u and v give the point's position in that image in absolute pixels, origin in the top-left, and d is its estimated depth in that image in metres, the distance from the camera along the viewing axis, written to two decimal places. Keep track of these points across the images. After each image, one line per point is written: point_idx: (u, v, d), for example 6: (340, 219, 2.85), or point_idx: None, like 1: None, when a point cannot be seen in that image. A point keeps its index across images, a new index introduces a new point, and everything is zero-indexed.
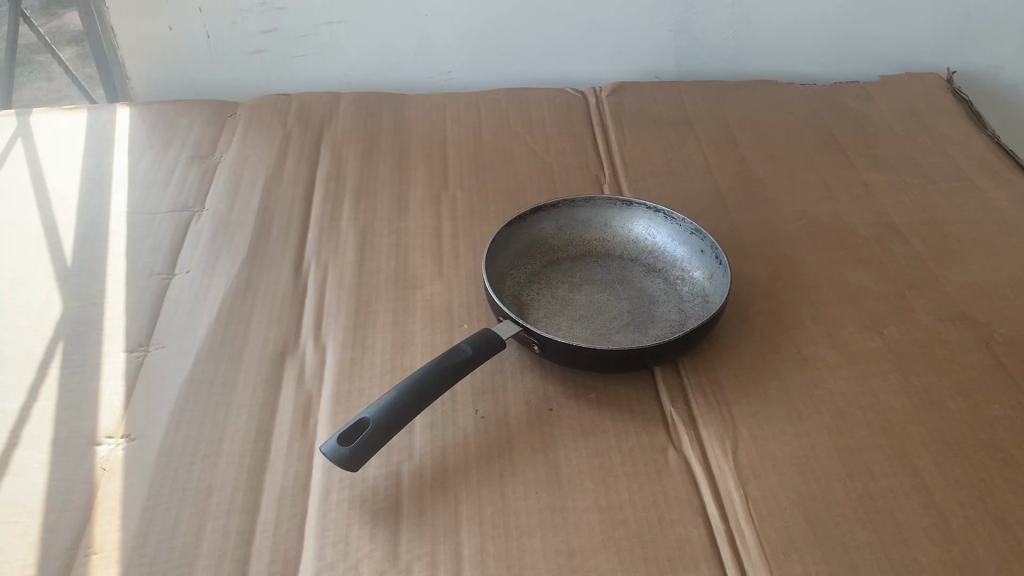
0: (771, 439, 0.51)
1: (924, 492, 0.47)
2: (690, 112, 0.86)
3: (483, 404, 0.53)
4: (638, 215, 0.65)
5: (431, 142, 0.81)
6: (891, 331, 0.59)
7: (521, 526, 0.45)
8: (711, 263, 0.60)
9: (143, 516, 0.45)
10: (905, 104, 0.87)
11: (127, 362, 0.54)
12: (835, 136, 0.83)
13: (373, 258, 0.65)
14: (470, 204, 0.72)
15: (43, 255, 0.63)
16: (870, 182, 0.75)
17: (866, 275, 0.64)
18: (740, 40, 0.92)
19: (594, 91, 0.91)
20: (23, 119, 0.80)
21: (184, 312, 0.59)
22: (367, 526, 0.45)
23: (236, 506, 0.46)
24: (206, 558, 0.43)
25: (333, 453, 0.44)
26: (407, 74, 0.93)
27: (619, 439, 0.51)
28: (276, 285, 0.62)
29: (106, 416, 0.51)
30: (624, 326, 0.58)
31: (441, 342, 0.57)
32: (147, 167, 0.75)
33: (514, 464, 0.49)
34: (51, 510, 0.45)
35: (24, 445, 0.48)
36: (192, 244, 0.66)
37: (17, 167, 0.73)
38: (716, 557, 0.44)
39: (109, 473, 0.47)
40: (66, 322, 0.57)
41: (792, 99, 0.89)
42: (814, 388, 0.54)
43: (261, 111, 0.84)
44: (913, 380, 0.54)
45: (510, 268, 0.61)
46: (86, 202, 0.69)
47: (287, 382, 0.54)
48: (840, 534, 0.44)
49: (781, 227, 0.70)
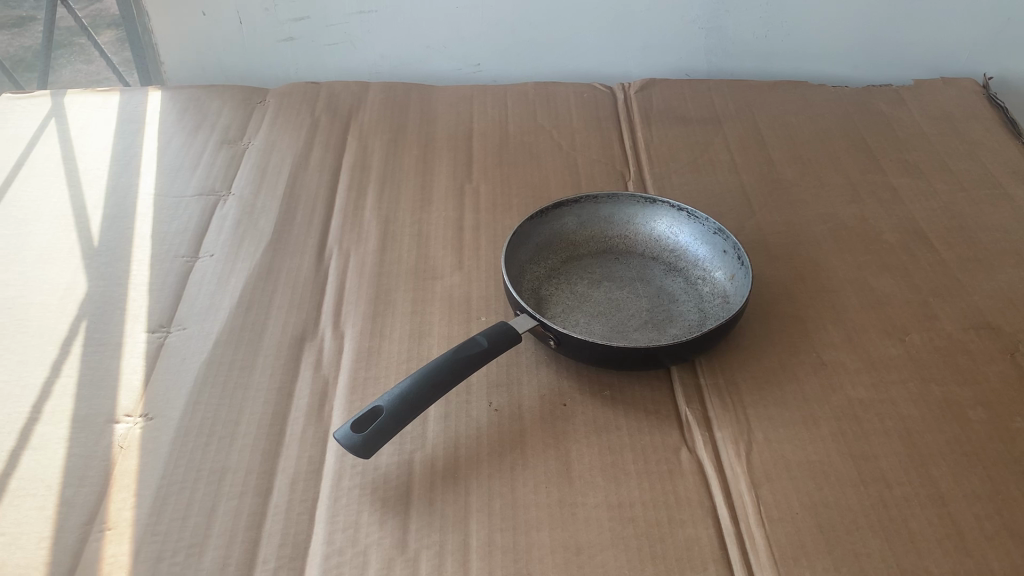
0: (787, 443, 0.50)
1: (940, 502, 0.46)
2: (719, 110, 0.86)
3: (497, 397, 0.53)
4: (661, 213, 0.65)
5: (457, 134, 0.81)
6: (913, 338, 0.58)
7: (530, 520, 0.45)
8: (733, 263, 0.60)
9: (158, 494, 0.45)
10: (938, 108, 0.86)
11: (149, 342, 0.55)
12: (865, 139, 0.81)
13: (395, 247, 0.65)
14: (493, 196, 0.72)
15: (71, 234, 0.64)
16: (898, 187, 0.74)
17: (890, 281, 0.63)
18: (771, 40, 0.92)
19: (622, 86, 0.90)
20: (57, 99, 0.81)
21: (206, 292, 0.59)
22: (377, 512, 0.45)
23: (249, 489, 0.46)
24: (218, 538, 0.43)
25: (346, 440, 0.45)
26: (435, 65, 0.93)
27: (632, 437, 0.51)
28: (298, 270, 0.62)
29: (126, 394, 0.51)
30: (642, 324, 0.58)
31: (458, 333, 0.57)
32: (176, 149, 0.75)
33: (525, 457, 0.49)
34: (70, 485, 0.46)
35: (45, 419, 0.49)
36: (218, 227, 0.66)
37: (50, 146, 0.74)
38: (725, 559, 0.44)
39: (127, 450, 0.48)
40: (91, 300, 0.58)
41: (824, 100, 0.88)
42: (832, 392, 0.54)
43: (291, 97, 0.84)
44: (933, 388, 0.54)
45: (530, 262, 0.62)
46: (115, 183, 0.70)
47: (305, 368, 0.54)
48: (851, 541, 0.44)
49: (806, 229, 0.69)
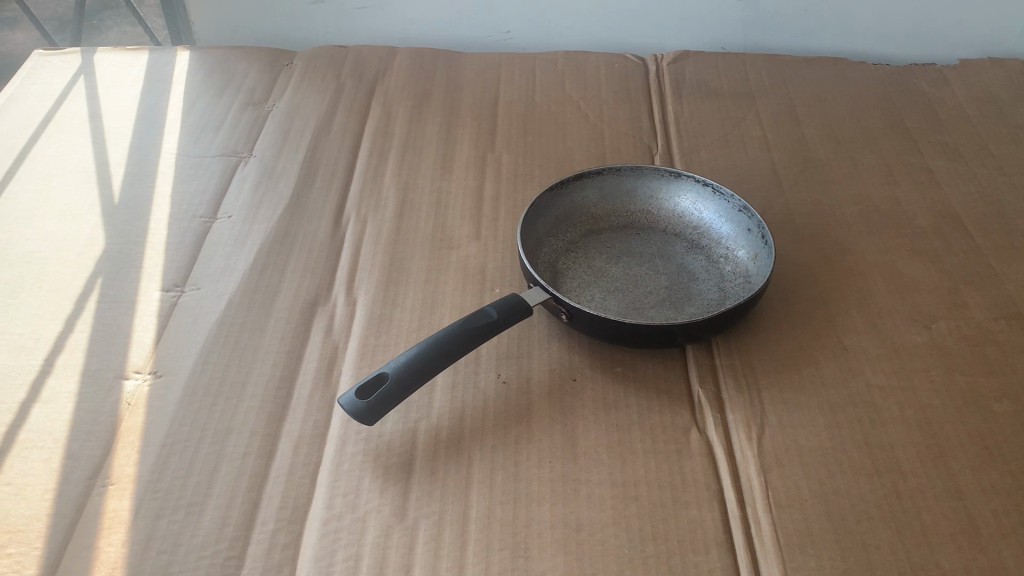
0: (801, 428, 0.49)
1: (956, 495, 0.45)
2: (753, 85, 0.83)
3: (507, 369, 0.52)
4: (685, 188, 0.63)
5: (483, 102, 0.80)
6: (940, 326, 0.56)
7: (532, 494, 0.45)
8: (757, 242, 0.58)
9: (161, 452, 0.46)
10: (984, 90, 0.82)
11: (163, 300, 0.55)
12: (904, 119, 0.79)
13: (413, 215, 0.65)
14: (516, 166, 0.71)
15: (93, 191, 0.64)
16: (935, 169, 0.72)
17: (920, 267, 0.61)
18: (811, 15, 0.89)
19: (654, 57, 0.88)
20: (87, 57, 0.81)
21: (222, 253, 0.59)
22: (378, 480, 0.45)
23: (252, 450, 0.46)
24: (218, 498, 0.43)
25: (349, 406, 0.44)
26: (465, 31, 0.92)
27: (642, 415, 0.50)
28: (315, 234, 0.62)
29: (137, 351, 0.52)
30: (660, 302, 0.57)
31: (471, 304, 0.56)
32: (201, 109, 0.75)
33: (532, 431, 0.48)
34: (76, 438, 0.46)
35: (56, 373, 0.50)
36: (238, 188, 0.66)
37: (77, 103, 0.74)
38: (728, 543, 0.43)
39: (134, 407, 0.48)
40: (108, 257, 0.58)
41: (863, 78, 0.85)
42: (851, 378, 0.52)
43: (319, 61, 0.84)
44: (957, 378, 0.52)
45: (548, 235, 0.61)
46: (139, 141, 0.70)
47: (316, 333, 0.54)
48: (860, 531, 0.43)
49: (835, 210, 0.67)
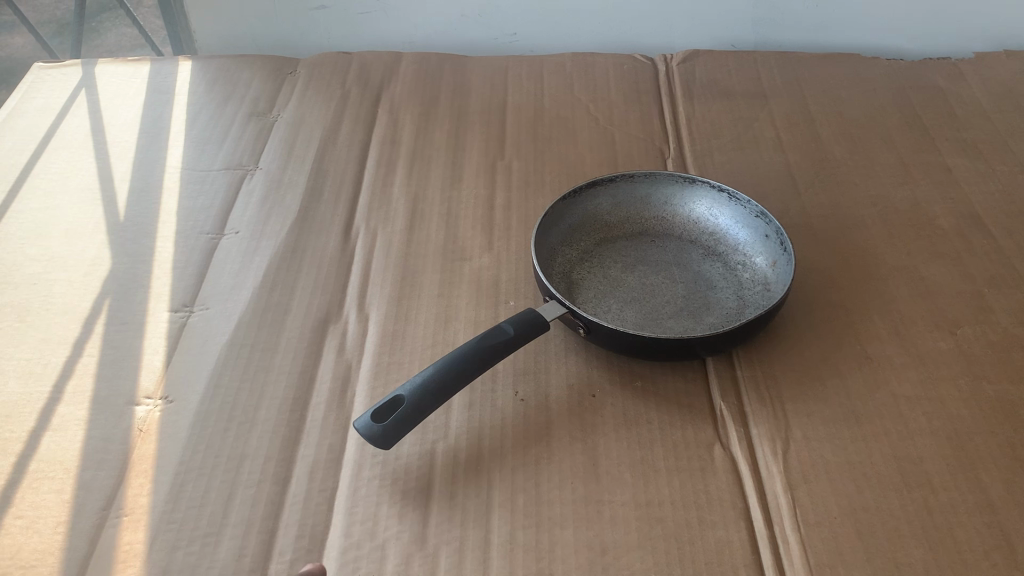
0: (827, 442, 0.48)
1: (989, 509, 0.44)
2: (764, 83, 0.82)
3: (524, 386, 0.51)
4: (700, 194, 0.62)
5: (491, 107, 0.79)
6: (965, 332, 0.55)
7: (554, 517, 0.43)
8: (776, 249, 0.57)
9: (175, 481, 0.45)
10: (1001, 84, 0.81)
11: (172, 321, 0.54)
12: (920, 116, 0.77)
13: (424, 226, 0.64)
14: (526, 173, 0.70)
15: (98, 209, 0.63)
16: (954, 168, 0.70)
17: (941, 270, 0.60)
18: (822, 10, 0.87)
19: (663, 57, 0.87)
20: (88, 69, 0.80)
21: (230, 271, 0.58)
22: (397, 505, 0.44)
23: (267, 476, 0.45)
24: (234, 528, 0.42)
25: (365, 430, 0.43)
26: (470, 34, 0.90)
27: (663, 432, 0.49)
28: (324, 248, 0.61)
29: (147, 375, 0.51)
30: (678, 312, 0.55)
31: (486, 319, 0.55)
32: (205, 120, 0.74)
33: (552, 451, 0.47)
34: (88, 468, 0.45)
35: (66, 400, 0.49)
36: (245, 203, 0.65)
37: (79, 118, 0.73)
38: (757, 564, 0.42)
39: (145, 434, 0.47)
40: (115, 277, 0.57)
41: (877, 74, 0.83)
42: (876, 388, 0.51)
43: (323, 68, 0.82)
44: (984, 387, 0.51)
45: (561, 245, 0.59)
46: (143, 156, 0.69)
47: (328, 352, 0.53)
48: (893, 550, 0.42)
49: (853, 212, 0.66)
